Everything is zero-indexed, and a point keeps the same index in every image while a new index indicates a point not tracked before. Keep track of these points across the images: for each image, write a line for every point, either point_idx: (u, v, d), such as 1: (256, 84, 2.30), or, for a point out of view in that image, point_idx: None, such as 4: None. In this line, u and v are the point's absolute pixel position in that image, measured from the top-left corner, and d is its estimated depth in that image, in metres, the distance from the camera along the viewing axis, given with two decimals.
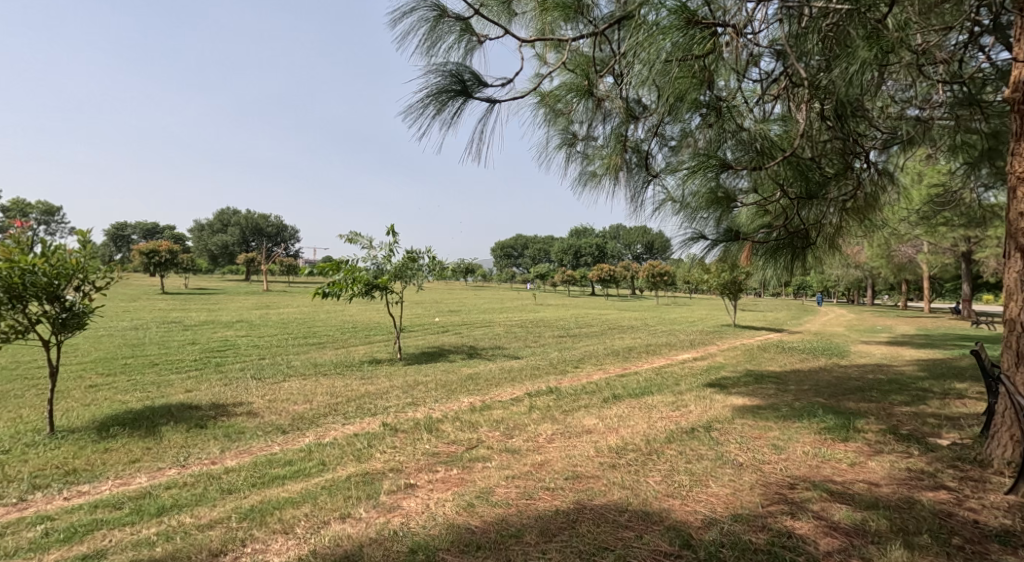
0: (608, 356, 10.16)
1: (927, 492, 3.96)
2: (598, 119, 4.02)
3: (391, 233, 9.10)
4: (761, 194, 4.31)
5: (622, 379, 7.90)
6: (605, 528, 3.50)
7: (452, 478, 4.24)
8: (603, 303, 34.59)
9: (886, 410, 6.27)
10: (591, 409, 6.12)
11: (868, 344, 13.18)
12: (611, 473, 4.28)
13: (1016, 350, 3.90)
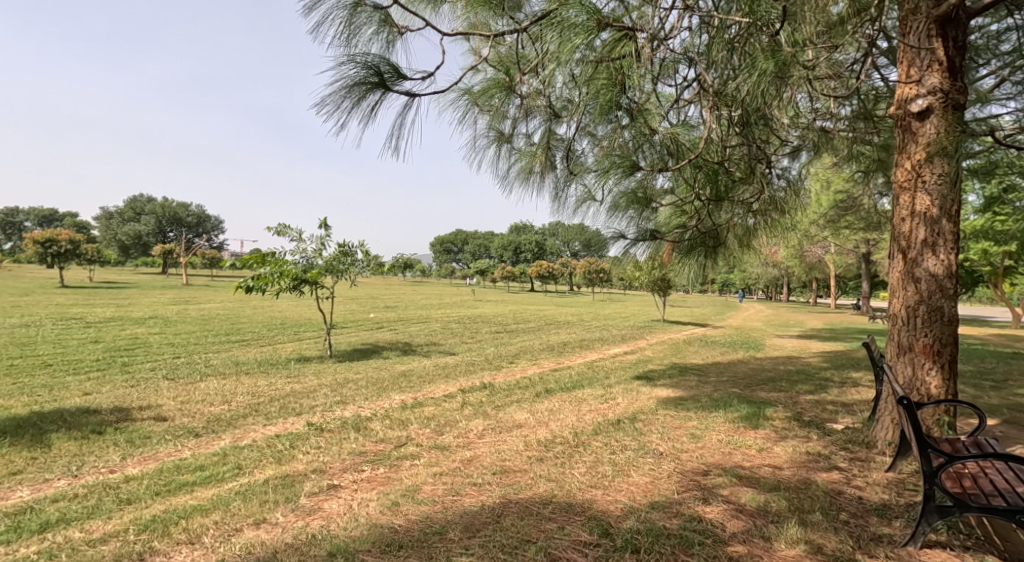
0: (542, 351, 10.30)
1: (821, 473, 4.28)
2: (521, 118, 4.03)
3: (324, 227, 8.81)
4: (676, 196, 4.50)
5: (554, 374, 8.03)
6: (528, 521, 3.56)
7: (377, 477, 4.18)
8: (538, 299, 35.00)
9: (795, 399, 6.71)
10: (524, 404, 6.20)
11: (782, 338, 14.04)
12: (538, 466, 4.36)
13: (897, 342, 4.27)
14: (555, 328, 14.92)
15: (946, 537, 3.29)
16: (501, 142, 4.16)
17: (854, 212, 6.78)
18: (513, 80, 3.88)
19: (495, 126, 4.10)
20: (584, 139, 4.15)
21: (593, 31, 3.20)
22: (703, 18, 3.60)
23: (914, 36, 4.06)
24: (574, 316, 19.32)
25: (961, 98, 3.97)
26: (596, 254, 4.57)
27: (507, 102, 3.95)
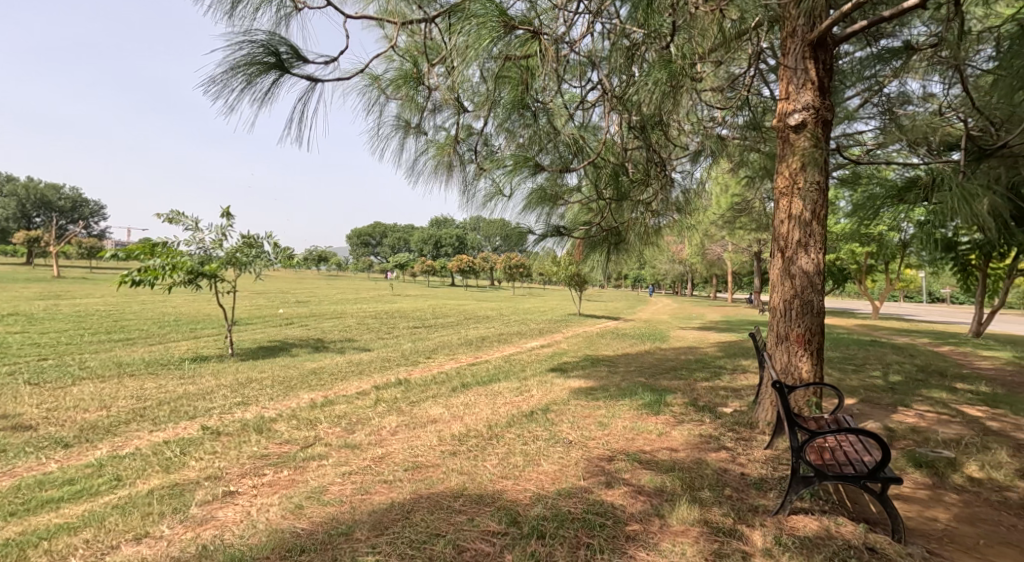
0: (460, 346, 10.36)
1: (712, 453, 4.65)
2: (428, 109, 4.02)
3: (226, 216, 8.35)
4: (582, 193, 4.65)
5: (472, 368, 8.14)
6: (439, 515, 3.61)
7: (280, 480, 4.08)
8: (455, 293, 34.98)
9: (693, 386, 7.18)
10: (439, 399, 6.24)
11: (686, 330, 14.94)
12: (450, 460, 4.42)
13: (777, 332, 4.70)
14: (472, 322, 15.02)
15: (809, 504, 3.57)
16: (408, 132, 4.12)
17: (748, 214, 7.37)
18: (420, 70, 3.85)
19: (401, 116, 4.06)
20: (492, 134, 4.21)
21: (499, 30, 3.24)
22: (606, 25, 3.73)
23: (792, 57, 4.46)
24: (492, 310, 19.53)
25: (829, 115, 4.43)
26: (518, 248, 4.70)
27: (413, 91, 3.92)
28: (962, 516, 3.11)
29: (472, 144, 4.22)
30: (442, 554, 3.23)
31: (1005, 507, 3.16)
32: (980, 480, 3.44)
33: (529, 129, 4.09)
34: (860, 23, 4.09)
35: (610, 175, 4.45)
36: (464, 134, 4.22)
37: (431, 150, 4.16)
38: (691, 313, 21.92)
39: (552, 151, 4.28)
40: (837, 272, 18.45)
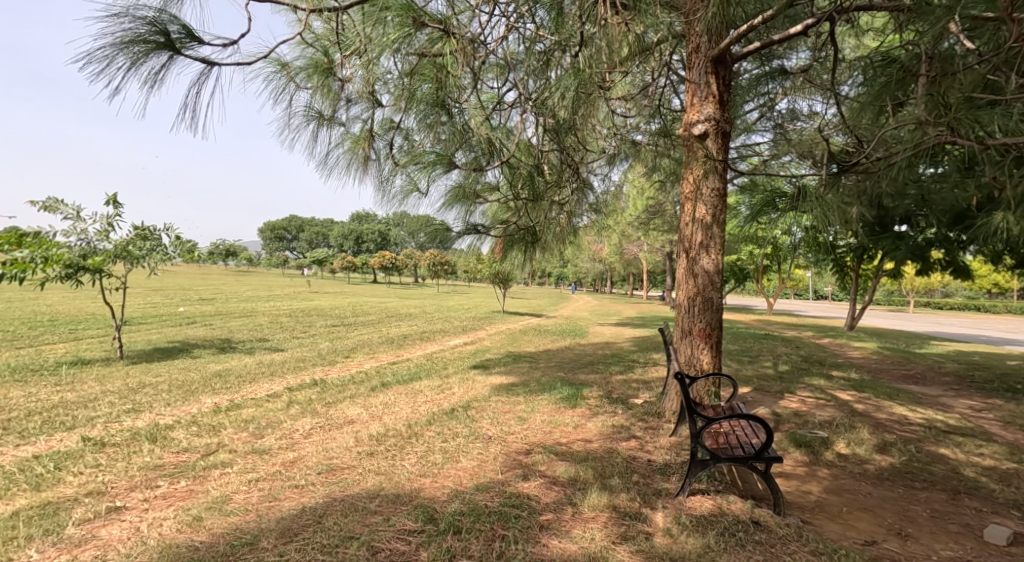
0: (381, 344, 10.29)
1: (622, 442, 4.84)
2: (344, 101, 3.80)
3: (112, 204, 7.83)
4: (501, 193, 4.63)
5: (393, 366, 8.14)
6: (352, 517, 3.48)
7: (176, 492, 3.90)
8: (375, 290, 34.42)
9: (608, 379, 7.51)
10: (357, 398, 6.21)
11: (603, 325, 15.56)
12: (366, 461, 4.34)
13: (681, 327, 5.05)
14: (393, 319, 14.88)
15: (706, 485, 3.74)
16: (321, 123, 3.86)
17: (661, 216, 7.84)
18: (333, 59, 3.67)
19: (313, 105, 3.81)
20: (411, 130, 4.09)
21: (408, 28, 3.25)
22: (522, 30, 3.82)
23: (697, 71, 4.78)
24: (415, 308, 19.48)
25: (728, 127, 4.80)
26: (441, 245, 4.47)
27: (327, 82, 3.71)
28: (829, 488, 3.44)
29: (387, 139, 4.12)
30: (354, 556, 3.12)
31: (864, 477, 3.55)
32: (846, 456, 3.86)
33: (443, 127, 4.04)
34: (756, 44, 4.48)
35: (527, 176, 4.55)
36: (380, 129, 4.10)
37: (342, 144, 4.03)
38: (612, 313, 20.74)
39: (469, 147, 4.24)
40: (740, 272, 19.76)
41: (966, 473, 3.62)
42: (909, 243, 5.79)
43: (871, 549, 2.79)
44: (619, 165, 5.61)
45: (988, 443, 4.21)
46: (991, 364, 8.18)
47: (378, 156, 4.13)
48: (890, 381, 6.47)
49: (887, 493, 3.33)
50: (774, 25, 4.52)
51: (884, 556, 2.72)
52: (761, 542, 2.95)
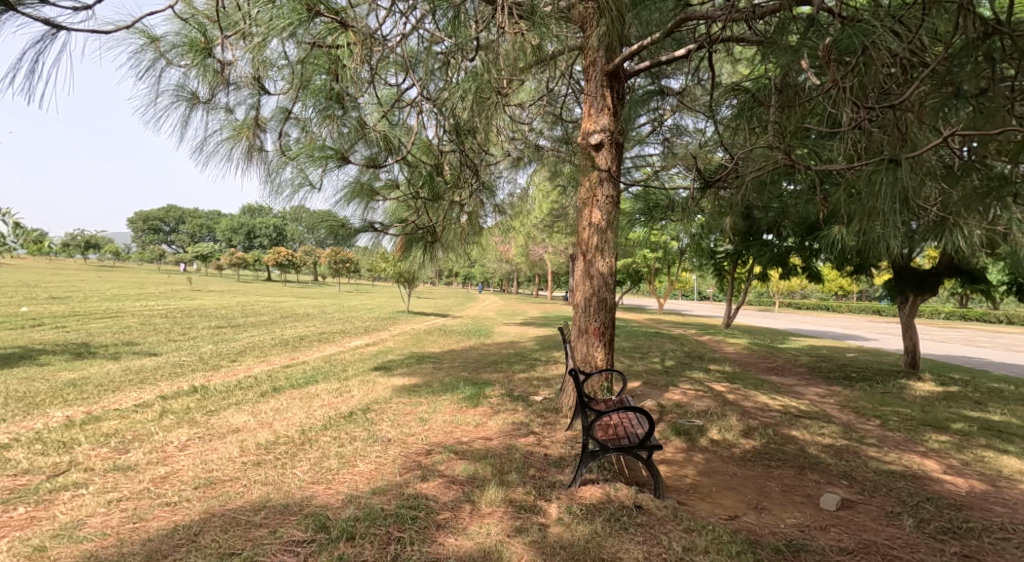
0: (273, 347, 9.86)
1: (521, 438, 4.85)
2: (227, 85, 3.17)
3: None
4: (401, 191, 4.28)
5: (286, 369, 7.88)
6: (233, 533, 3.13)
7: (13, 520, 3.33)
8: (266, 289, 32.74)
9: (509, 378, 7.68)
10: (243, 406, 5.90)
11: (509, 325, 15.92)
12: (252, 472, 3.98)
13: (578, 325, 5.28)
14: (288, 320, 14.28)
15: (596, 474, 3.82)
16: (195, 105, 3.18)
17: (561, 219, 8.15)
18: (212, 37, 3.03)
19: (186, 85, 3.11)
20: (309, 121, 3.61)
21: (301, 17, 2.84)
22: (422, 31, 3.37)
23: (593, 84, 5.00)
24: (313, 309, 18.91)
25: (622, 139, 5.10)
26: (347, 245, 4.28)
27: (206, 63, 3.07)
28: (702, 471, 3.77)
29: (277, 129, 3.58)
30: None
31: (731, 460, 3.95)
32: (718, 442, 4.27)
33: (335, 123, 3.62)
34: (645, 63, 4.81)
35: (424, 174, 4.31)
36: (269, 115, 3.53)
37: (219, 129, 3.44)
38: (516, 313, 21.04)
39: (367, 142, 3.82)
40: (636, 274, 20.77)
41: (811, 451, 4.14)
42: (773, 250, 6.56)
43: (734, 522, 3.07)
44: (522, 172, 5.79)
45: (828, 425, 4.83)
46: (837, 356, 9.32)
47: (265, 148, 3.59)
48: (758, 373, 7.22)
49: (749, 472, 3.74)
50: (662, 46, 4.86)
51: (744, 527, 3.01)
52: (642, 524, 3.06)
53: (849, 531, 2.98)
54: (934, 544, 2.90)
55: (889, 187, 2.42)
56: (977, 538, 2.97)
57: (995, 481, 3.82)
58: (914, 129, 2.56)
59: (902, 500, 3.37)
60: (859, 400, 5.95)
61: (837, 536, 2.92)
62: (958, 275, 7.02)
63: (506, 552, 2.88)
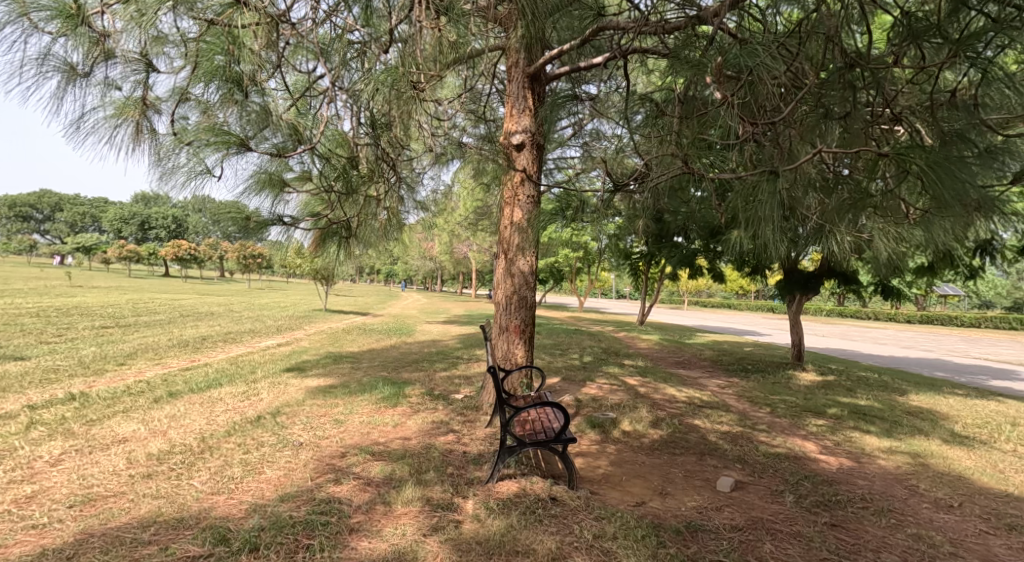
0: (170, 350, 9.19)
1: (441, 436, 4.75)
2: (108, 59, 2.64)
3: None
4: (315, 184, 3.70)
5: (185, 374, 7.38)
6: (118, 553, 2.85)
7: None
8: (163, 285, 30.47)
9: (430, 378, 7.62)
10: (133, 412, 5.39)
11: (431, 323, 15.79)
12: (141, 485, 3.61)
13: (500, 323, 5.36)
14: (189, 320, 13.35)
15: (514, 469, 3.88)
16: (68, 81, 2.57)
17: (484, 218, 8.19)
18: (84, 3, 2.50)
19: (54, 56, 2.49)
20: (210, 104, 2.98)
21: None
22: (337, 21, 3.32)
23: (516, 85, 5.13)
24: (216, 306, 17.87)
25: (542, 140, 5.23)
26: (257, 239, 3.40)
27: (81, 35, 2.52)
28: (614, 461, 3.96)
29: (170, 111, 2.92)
30: None
31: (640, 449, 4.17)
32: (629, 433, 4.50)
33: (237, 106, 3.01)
34: (564, 68, 5.00)
35: (340, 169, 3.80)
36: (162, 94, 2.91)
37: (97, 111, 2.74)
38: (438, 314, 19.91)
39: (273, 129, 3.20)
40: (556, 272, 21.10)
41: (711, 438, 4.44)
42: (682, 251, 6.99)
43: (640, 508, 3.26)
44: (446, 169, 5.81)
45: (726, 413, 5.20)
46: (735, 350, 9.98)
47: (153, 132, 2.89)
48: (668, 367, 7.62)
49: (657, 460, 3.97)
50: (581, 52, 5.06)
51: (649, 512, 3.20)
52: (555, 516, 3.17)
53: (740, 509, 3.25)
54: (810, 516, 3.21)
55: (769, 198, 2.67)
56: (843, 509, 3.33)
57: (861, 458, 4.28)
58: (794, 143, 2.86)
59: (785, 479, 3.70)
60: (753, 390, 6.44)
61: (730, 515, 3.17)
62: (837, 276, 7.83)
63: (420, 552, 2.85)
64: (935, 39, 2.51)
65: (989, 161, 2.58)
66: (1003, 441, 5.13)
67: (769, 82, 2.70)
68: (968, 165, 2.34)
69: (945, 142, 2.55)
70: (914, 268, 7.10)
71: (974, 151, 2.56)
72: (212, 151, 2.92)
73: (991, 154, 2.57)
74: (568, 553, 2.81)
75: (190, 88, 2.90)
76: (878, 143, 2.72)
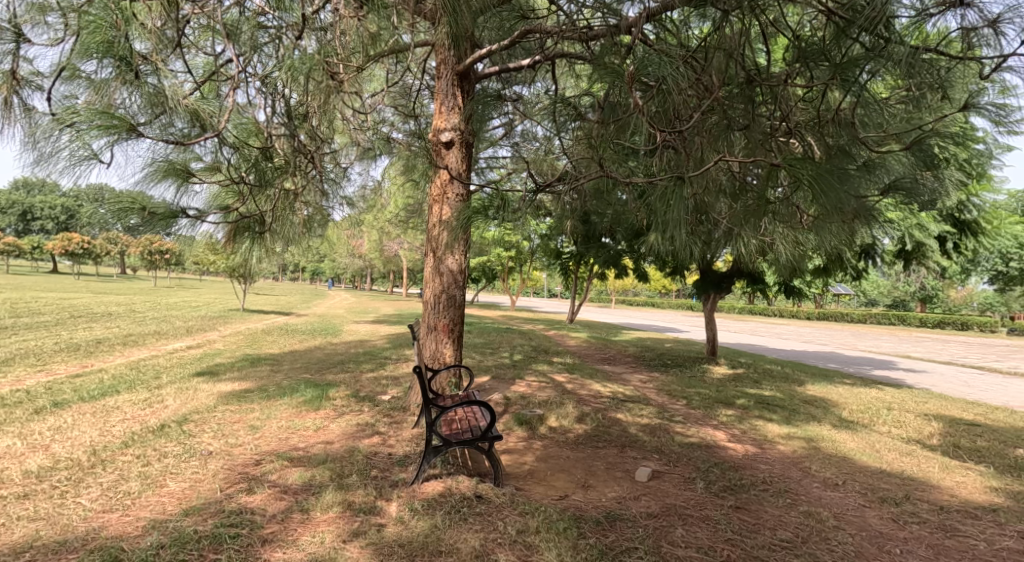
0: (59, 355, 8.47)
1: (365, 439, 4.66)
2: None
3: None
4: (224, 174, 3.46)
5: (75, 382, 6.82)
6: None
7: None
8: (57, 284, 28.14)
9: (357, 379, 7.46)
10: (12, 425, 4.93)
11: (358, 322, 15.45)
12: (16, 506, 3.30)
13: (429, 322, 5.31)
14: (83, 322, 12.40)
15: (440, 469, 3.86)
16: None
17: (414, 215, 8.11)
18: None
19: None
20: (103, 83, 2.68)
21: None
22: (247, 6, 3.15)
23: (445, 81, 5.09)
24: (114, 305, 16.70)
25: (472, 139, 5.20)
26: (162, 231, 3.15)
27: None
28: (540, 457, 4.02)
29: (51, 89, 2.66)
30: None
31: (566, 444, 4.26)
32: (555, 428, 4.59)
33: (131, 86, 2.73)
34: (494, 68, 5.03)
35: (252, 159, 3.59)
36: (43, 71, 2.68)
37: None
38: (368, 313, 19.28)
39: (172, 116, 2.92)
40: (489, 272, 21.23)
41: (632, 430, 4.60)
42: (609, 251, 7.23)
43: (563, 501, 3.32)
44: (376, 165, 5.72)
45: (647, 406, 5.40)
46: (656, 346, 10.39)
47: (29, 109, 2.65)
48: (594, 363, 7.81)
49: (581, 454, 4.07)
50: (513, 54, 5.06)
51: (571, 505, 3.27)
52: (480, 513, 3.19)
53: (656, 498, 3.38)
54: (717, 500, 3.39)
55: (675, 202, 2.80)
56: (747, 492, 3.53)
57: (763, 444, 4.56)
58: (705, 151, 3.06)
59: (698, 466, 3.89)
60: (671, 383, 6.71)
61: (646, 503, 3.29)
62: (746, 276, 8.31)
63: (338, 558, 2.79)
64: (823, 63, 2.73)
65: (867, 174, 2.86)
66: (880, 424, 5.61)
67: (679, 93, 2.86)
68: (848, 178, 2.58)
69: (830, 156, 2.83)
70: (814, 269, 7.69)
71: (855, 165, 2.84)
72: (98, 134, 2.64)
73: (869, 167, 2.86)
74: (491, 550, 2.83)
75: (75, 63, 2.61)
76: (776, 153, 2.93)
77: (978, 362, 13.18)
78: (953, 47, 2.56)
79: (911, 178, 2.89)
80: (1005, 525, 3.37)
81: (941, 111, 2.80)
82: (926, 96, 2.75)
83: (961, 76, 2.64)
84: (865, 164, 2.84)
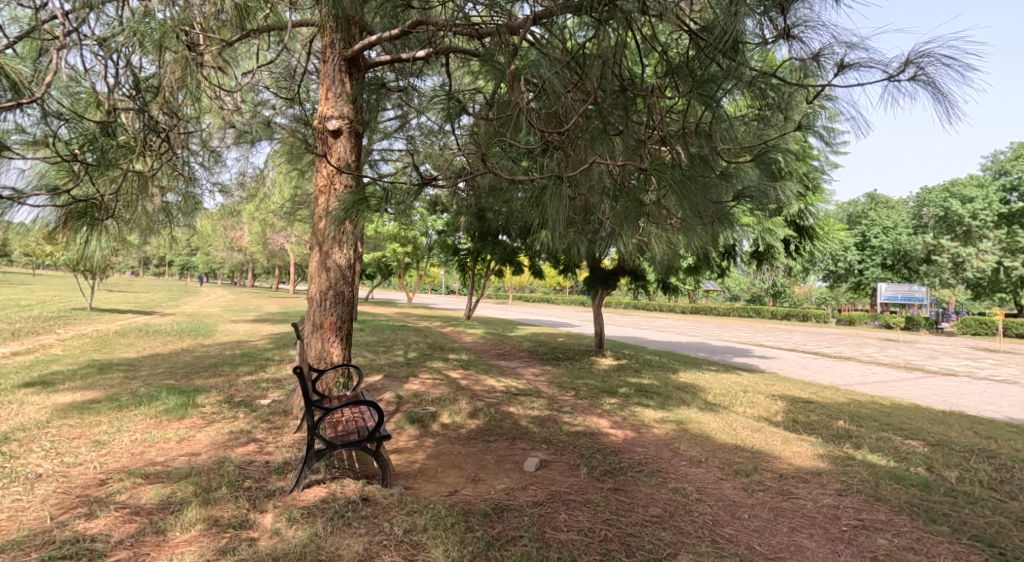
0: None
1: (238, 448, 4.32)
2: None
3: None
4: (51, 148, 3.01)
5: None
6: None
7: None
8: None
9: (231, 383, 6.93)
10: None
11: (236, 322, 14.41)
12: None
13: (314, 321, 5.02)
14: None
15: (322, 474, 3.65)
16: None
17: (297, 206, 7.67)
18: None
19: None
20: None
21: None
22: None
23: (332, 65, 4.81)
24: None
25: (361, 129, 4.95)
26: None
27: None
28: (430, 454, 3.91)
29: None
30: None
31: (457, 440, 4.18)
32: (447, 425, 4.50)
33: None
34: (386, 57, 4.84)
35: (91, 136, 3.15)
36: None
37: None
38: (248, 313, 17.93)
39: None
40: (383, 267, 20.63)
41: (522, 423, 4.61)
42: (506, 249, 7.24)
43: (452, 497, 3.25)
44: (256, 151, 5.32)
45: (537, 399, 5.46)
46: (549, 340, 10.59)
47: None
48: (488, 359, 7.80)
49: (471, 449, 4.01)
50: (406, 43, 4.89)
51: (460, 499, 3.21)
52: (365, 516, 3.04)
53: (543, 486, 3.40)
54: (597, 483, 3.47)
55: (554, 202, 2.78)
56: (625, 474, 3.65)
57: (641, 428, 4.75)
58: (583, 153, 3.14)
59: (582, 453, 3.97)
60: (561, 375, 6.85)
61: (533, 492, 3.30)
62: (631, 273, 8.65)
63: None
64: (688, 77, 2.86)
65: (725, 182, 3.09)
66: (738, 405, 6.05)
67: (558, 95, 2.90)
68: (708, 187, 2.77)
69: (693, 163, 2.96)
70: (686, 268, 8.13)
71: (714, 174, 3.02)
72: None
73: (726, 176, 3.06)
74: (375, 553, 2.70)
75: None
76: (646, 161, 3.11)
77: (816, 348, 14.74)
78: (793, 76, 2.78)
79: (757, 187, 3.17)
80: (828, 486, 3.74)
81: (782, 130, 3.14)
82: (772, 116, 3.07)
83: (796, 101, 2.91)
84: (722, 174, 3.05)
